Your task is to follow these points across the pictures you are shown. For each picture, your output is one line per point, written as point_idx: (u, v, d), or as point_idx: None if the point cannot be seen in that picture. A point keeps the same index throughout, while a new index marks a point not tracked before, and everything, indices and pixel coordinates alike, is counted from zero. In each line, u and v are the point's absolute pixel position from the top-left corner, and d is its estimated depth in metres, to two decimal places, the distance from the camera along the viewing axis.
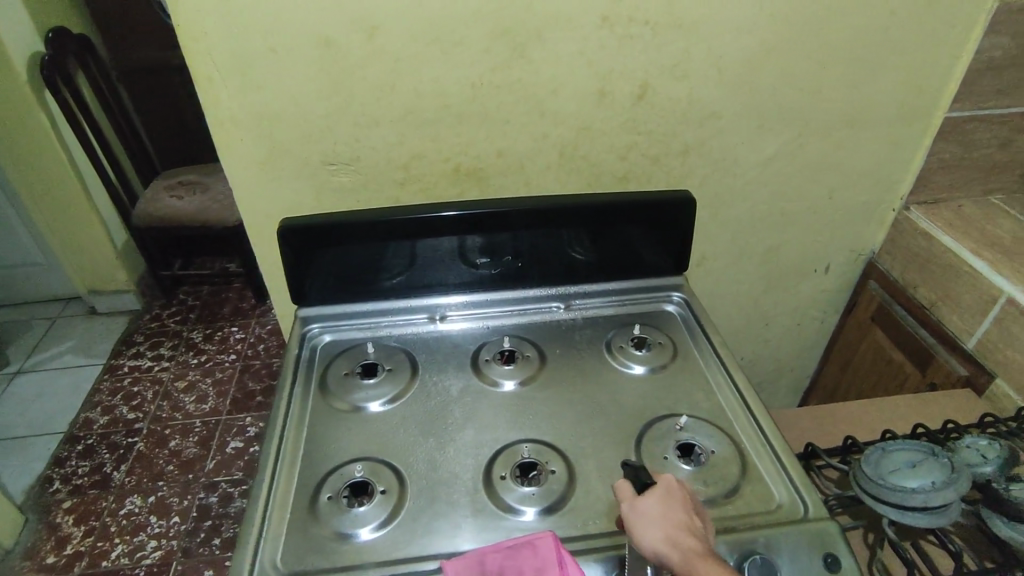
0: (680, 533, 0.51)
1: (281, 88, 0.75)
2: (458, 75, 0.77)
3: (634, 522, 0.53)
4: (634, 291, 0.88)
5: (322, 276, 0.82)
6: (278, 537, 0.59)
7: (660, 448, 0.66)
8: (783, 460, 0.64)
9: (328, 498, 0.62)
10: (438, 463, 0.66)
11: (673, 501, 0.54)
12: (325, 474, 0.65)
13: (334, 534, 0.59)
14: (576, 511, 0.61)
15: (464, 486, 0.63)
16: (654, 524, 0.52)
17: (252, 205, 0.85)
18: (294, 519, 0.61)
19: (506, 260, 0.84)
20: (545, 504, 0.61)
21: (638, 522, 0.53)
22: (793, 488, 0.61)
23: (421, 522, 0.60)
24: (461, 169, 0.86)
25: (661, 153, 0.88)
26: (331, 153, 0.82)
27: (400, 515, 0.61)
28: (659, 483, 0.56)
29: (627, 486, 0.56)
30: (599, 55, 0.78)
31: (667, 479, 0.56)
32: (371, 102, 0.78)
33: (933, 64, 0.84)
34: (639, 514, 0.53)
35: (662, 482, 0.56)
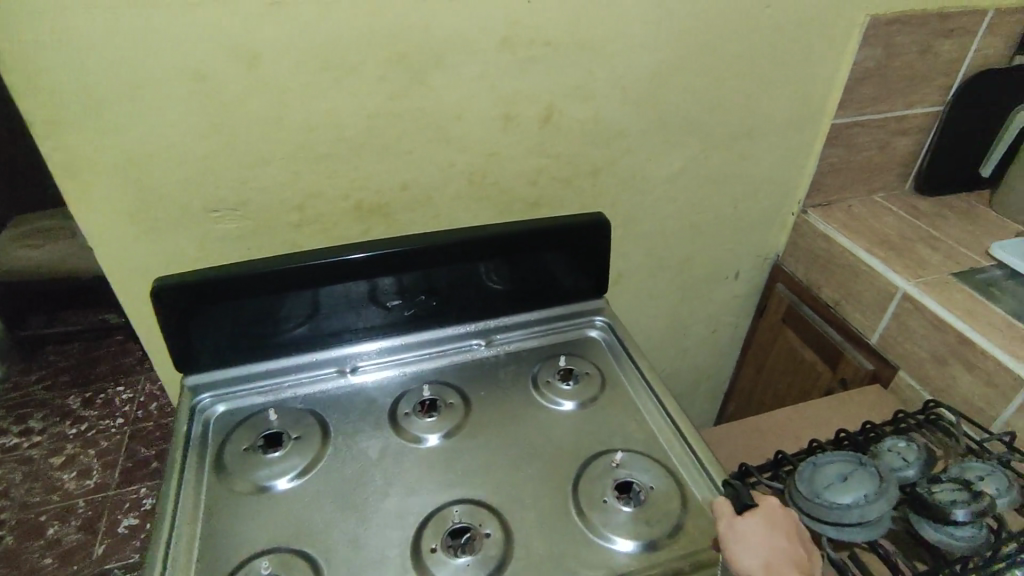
0: (781, 565, 0.49)
1: (142, 131, 0.63)
2: (353, 106, 0.69)
3: (732, 544, 0.51)
4: (556, 319, 0.85)
5: (209, 339, 0.72)
6: None
7: (598, 491, 0.62)
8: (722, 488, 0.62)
9: None
10: (360, 543, 0.59)
11: (776, 524, 0.52)
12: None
13: None
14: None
15: (391, 566, 0.57)
16: (753, 550, 0.50)
17: (117, 266, 0.72)
18: None
19: (419, 300, 0.78)
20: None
21: (738, 547, 0.50)
22: None
23: None
24: (364, 207, 0.78)
25: (571, 175, 0.85)
26: (212, 200, 0.71)
27: None
28: (764, 506, 0.53)
29: (726, 504, 0.54)
30: (503, 78, 0.73)
31: (770, 501, 0.54)
32: (257, 139, 0.68)
33: (817, 75, 0.87)
34: (739, 539, 0.51)
35: (765, 505, 0.53)
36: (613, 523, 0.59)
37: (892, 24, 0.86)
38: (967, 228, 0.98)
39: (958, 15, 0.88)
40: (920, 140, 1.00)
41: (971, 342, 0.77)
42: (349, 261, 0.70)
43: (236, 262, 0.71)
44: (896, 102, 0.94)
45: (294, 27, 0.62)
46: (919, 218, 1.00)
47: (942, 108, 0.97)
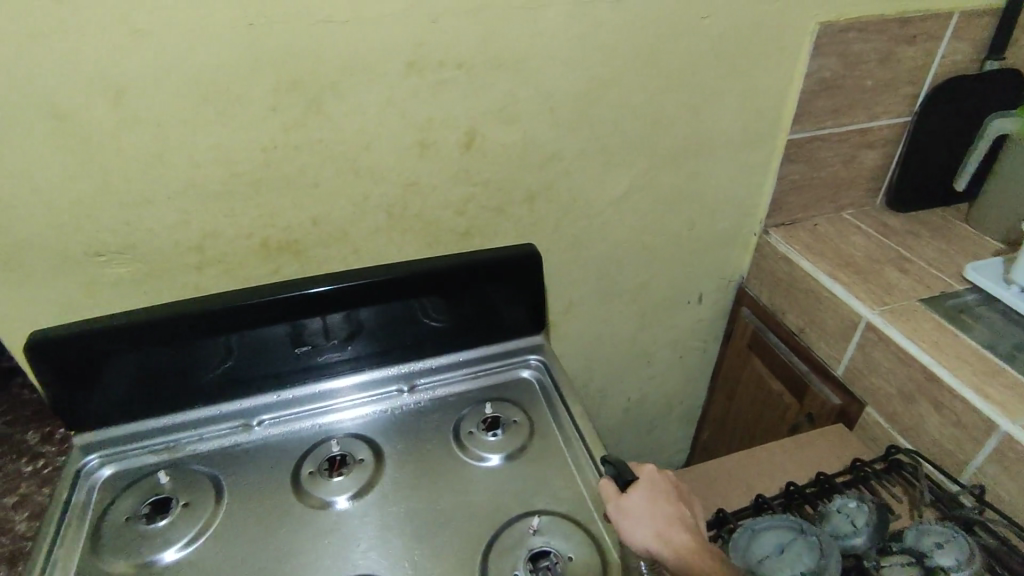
0: (671, 529, 0.53)
1: (8, 172, 0.59)
2: (244, 141, 0.64)
3: (623, 522, 0.54)
4: (487, 361, 0.79)
5: (98, 396, 0.67)
6: None
7: (510, 563, 0.57)
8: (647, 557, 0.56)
9: None
10: None
11: (657, 492, 0.56)
12: None
13: None
14: None
15: None
16: (643, 521, 0.53)
17: (3, 314, 0.68)
18: None
19: (332, 345, 0.73)
20: None
21: (629, 522, 0.53)
22: None
23: None
24: (271, 244, 0.72)
25: (503, 203, 0.79)
26: (99, 242, 0.66)
27: None
28: (644, 478, 0.57)
29: (610, 485, 0.57)
30: (410, 105, 0.67)
31: (648, 472, 0.58)
32: (136, 178, 0.64)
33: (768, 89, 0.81)
34: (627, 515, 0.54)
35: (645, 476, 0.57)
36: None
37: (846, 32, 0.79)
38: (940, 248, 0.92)
39: (920, 19, 0.82)
40: (888, 153, 0.94)
41: (940, 380, 0.70)
42: (247, 305, 0.67)
43: (132, 310, 0.68)
44: (859, 113, 0.87)
45: (165, 57, 0.58)
46: (887, 237, 0.94)
47: (909, 119, 0.91)
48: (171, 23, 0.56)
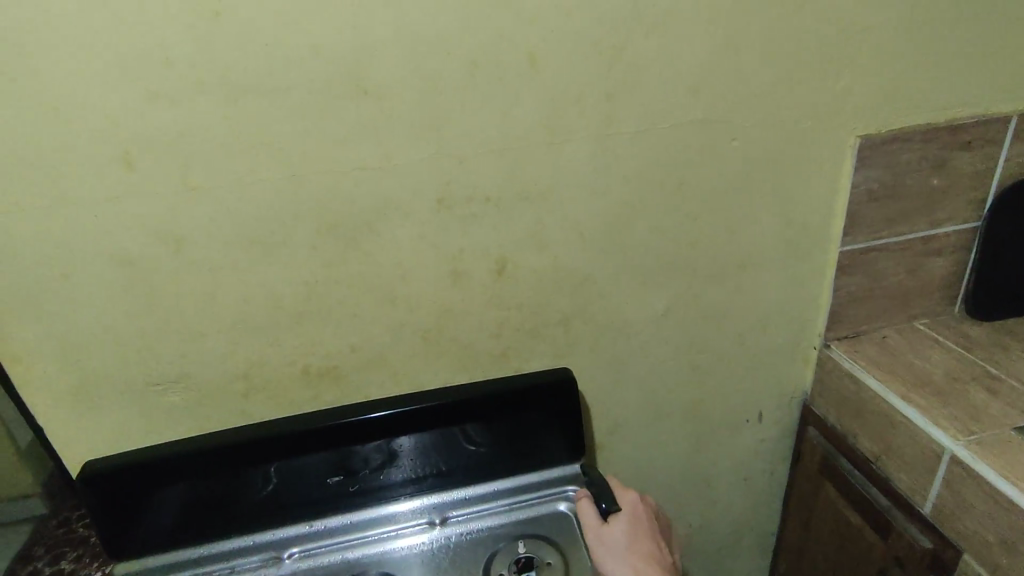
0: (646, 568, 0.66)
1: (80, 314, 0.66)
2: (288, 279, 0.69)
3: (600, 549, 0.69)
4: (521, 493, 0.79)
5: (150, 518, 0.71)
6: None
7: None
8: None
9: None
10: None
11: (634, 524, 0.70)
12: None
13: None
14: None
15: None
16: (615, 553, 0.68)
17: (69, 439, 0.73)
18: None
19: (368, 474, 0.76)
20: None
21: (604, 550, 0.69)
22: None
23: None
24: (312, 371, 0.75)
25: (538, 325, 0.78)
26: (155, 374, 0.71)
27: None
28: (625, 509, 0.71)
29: (593, 514, 0.72)
30: (442, 238, 0.70)
31: (630, 504, 0.72)
32: (191, 314, 0.68)
33: (809, 203, 0.79)
34: (604, 545, 0.69)
35: (626, 509, 0.71)
36: None
37: (889, 144, 0.77)
38: None
39: (973, 126, 0.78)
40: (959, 260, 0.87)
41: None
42: (290, 435, 0.71)
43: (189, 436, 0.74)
44: (918, 221, 0.82)
45: (218, 210, 0.64)
46: (971, 350, 0.85)
47: (977, 224, 0.85)
48: (225, 182, 0.63)
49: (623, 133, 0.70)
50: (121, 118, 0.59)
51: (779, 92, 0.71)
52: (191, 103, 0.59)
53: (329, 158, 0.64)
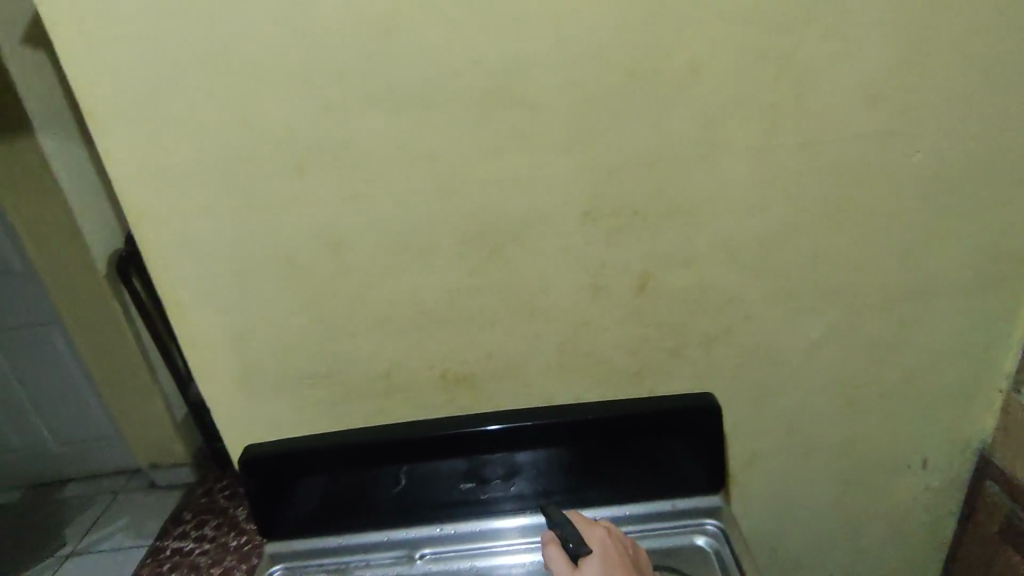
0: None
1: (248, 308, 0.72)
2: (434, 284, 0.71)
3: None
4: (649, 519, 0.79)
5: (300, 504, 0.77)
6: None
7: None
8: None
9: None
10: None
11: (607, 561, 0.63)
12: None
13: None
14: None
15: None
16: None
17: (231, 423, 0.79)
18: None
19: (499, 484, 0.77)
20: None
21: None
22: None
23: None
24: (449, 376, 0.76)
25: (678, 346, 0.75)
26: (308, 368, 0.75)
27: None
28: (596, 551, 0.65)
29: (563, 560, 0.65)
30: (585, 251, 0.69)
31: (599, 544, 0.66)
32: (343, 315, 0.72)
33: (1004, 227, 0.69)
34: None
35: (597, 550, 0.65)
36: None
37: None
38: None
39: None
40: None
41: None
42: (430, 441, 0.74)
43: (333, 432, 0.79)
44: None
45: (374, 216, 0.67)
46: None
47: None
48: (382, 190, 0.66)
49: (786, 146, 0.65)
50: (295, 129, 0.63)
51: (976, 101, 0.63)
52: (357, 115, 0.62)
53: (481, 168, 0.65)
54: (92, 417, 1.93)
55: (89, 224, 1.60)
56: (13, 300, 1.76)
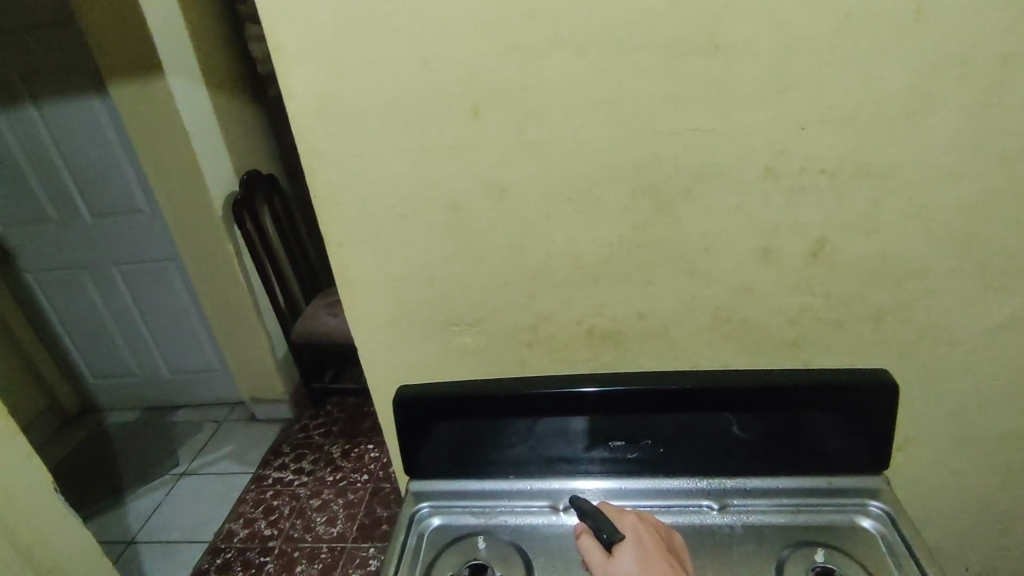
0: None
1: (405, 252, 0.72)
2: (595, 238, 0.69)
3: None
4: (812, 495, 0.69)
5: (429, 447, 0.75)
6: None
7: None
8: None
9: None
10: None
11: (644, 549, 0.58)
12: (443, 554, 0.69)
13: None
14: None
15: None
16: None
17: (375, 363, 0.81)
18: None
19: (644, 444, 0.71)
20: None
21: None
22: None
23: None
24: (596, 333, 0.75)
25: (844, 318, 0.70)
26: (456, 314, 0.76)
27: None
28: (629, 537, 0.59)
29: (595, 550, 0.59)
30: (761, 211, 0.65)
31: (633, 528, 0.59)
32: (498, 264, 0.72)
33: None
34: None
35: (630, 537, 0.59)
36: None
37: None
38: None
39: None
40: None
41: None
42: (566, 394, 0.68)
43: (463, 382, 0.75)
44: None
45: (543, 163, 0.65)
46: None
47: None
48: (556, 136, 0.64)
49: (1011, 106, 0.58)
50: (476, 69, 0.61)
51: None
52: (542, 57, 0.60)
53: (662, 118, 0.62)
54: (203, 349, 2.06)
55: (208, 167, 1.67)
56: (139, 236, 1.88)
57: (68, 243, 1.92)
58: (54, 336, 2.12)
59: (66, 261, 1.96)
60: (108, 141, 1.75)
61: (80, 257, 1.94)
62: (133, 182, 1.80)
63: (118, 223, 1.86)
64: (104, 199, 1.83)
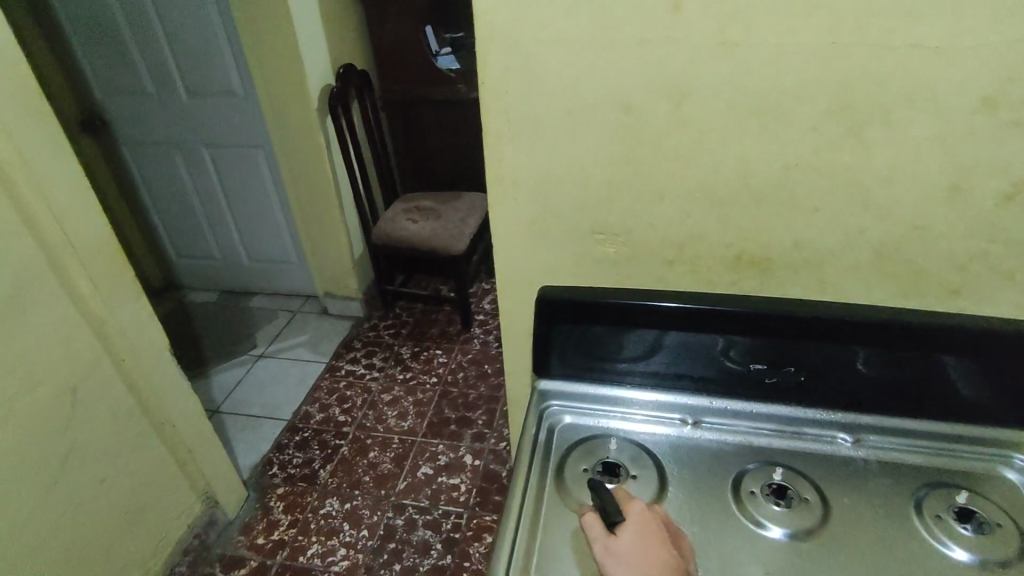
0: None
1: (564, 152, 0.70)
2: (770, 156, 0.66)
3: (615, 568, 0.56)
4: (952, 441, 0.68)
5: (563, 349, 0.76)
6: (537, 509, 0.64)
7: (943, 566, 0.57)
8: None
9: (583, 470, 0.68)
10: (693, 514, 0.63)
11: (647, 535, 0.58)
12: (575, 450, 0.71)
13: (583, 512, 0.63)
14: None
15: (711, 523, 0.62)
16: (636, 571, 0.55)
17: (509, 263, 0.81)
18: (550, 494, 0.66)
19: (785, 371, 0.70)
20: (793, 528, 0.61)
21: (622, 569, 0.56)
22: None
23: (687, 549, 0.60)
24: (744, 257, 0.73)
25: (1018, 269, 0.67)
26: (602, 222, 0.74)
27: None
28: (631, 520, 0.59)
29: (598, 525, 0.59)
30: (965, 143, 0.61)
31: (634, 512, 0.60)
32: (659, 174, 0.69)
33: None
34: (619, 560, 0.56)
35: (632, 519, 0.59)
36: None
37: None
38: None
39: None
40: None
41: None
42: (718, 312, 0.66)
43: (603, 290, 0.74)
44: None
45: (735, 70, 0.61)
46: None
47: None
48: (758, 41, 0.59)
49: None
50: None
51: None
52: None
53: (882, 30, 0.57)
54: (283, 240, 2.12)
55: (307, 55, 1.65)
56: (232, 121, 1.90)
57: (164, 121, 1.95)
58: (143, 211, 2.19)
59: (161, 139, 1.99)
60: (209, 21, 1.73)
61: (173, 135, 1.98)
62: (232, 64, 1.80)
63: (213, 106, 1.88)
64: (202, 79, 1.84)
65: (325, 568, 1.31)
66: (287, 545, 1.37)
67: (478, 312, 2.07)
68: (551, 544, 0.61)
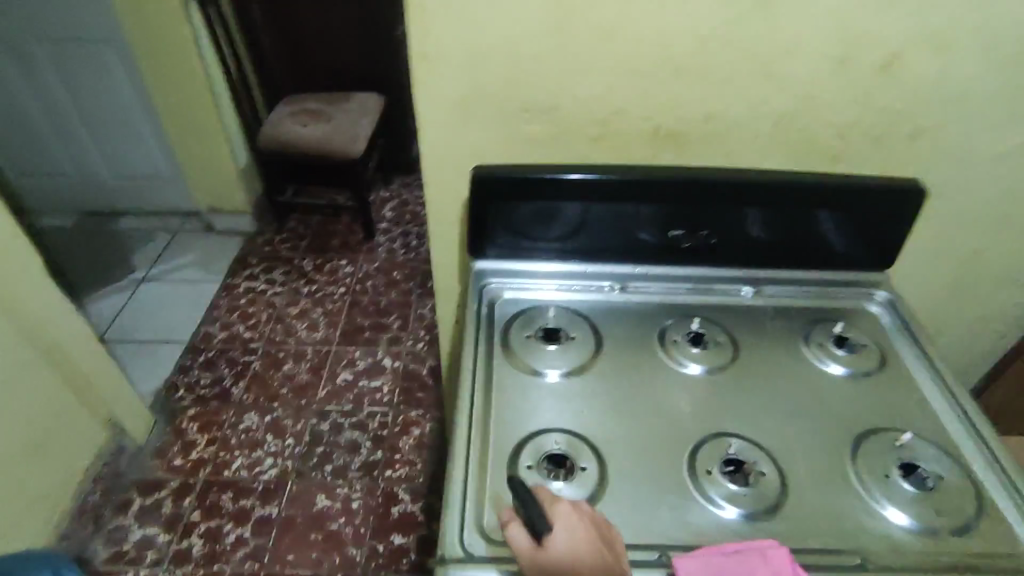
0: None
1: (493, 23, 0.69)
2: (688, 27, 0.69)
3: None
4: (830, 286, 0.80)
5: (498, 229, 0.78)
6: (489, 375, 0.69)
7: (823, 377, 0.70)
8: (959, 397, 0.67)
9: (527, 336, 0.73)
10: (627, 363, 0.71)
11: (577, 543, 0.49)
12: (516, 318, 0.75)
13: (530, 369, 0.69)
14: (760, 429, 0.64)
15: (643, 368, 0.70)
16: None
17: (437, 147, 0.80)
18: (499, 362, 0.70)
19: (699, 236, 0.77)
20: (710, 364, 0.71)
21: None
22: (966, 421, 0.65)
23: (626, 390, 0.68)
24: (661, 132, 0.78)
25: (886, 135, 0.77)
26: (529, 100, 0.75)
27: (590, 370, 0.70)
28: (561, 528, 0.50)
29: (525, 539, 0.50)
30: (852, 16, 0.68)
31: (564, 517, 0.51)
32: (585, 47, 0.71)
33: None
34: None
35: (561, 525, 0.50)
36: (892, 492, 0.59)
37: None
38: None
39: None
40: None
41: None
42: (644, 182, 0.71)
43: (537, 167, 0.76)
44: None
45: None
46: None
47: None
48: None
49: None
50: None
51: None
52: None
53: None
54: (150, 150, 1.89)
55: None
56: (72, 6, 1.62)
57: None
58: None
59: None
60: None
61: None
62: None
63: None
64: None
65: (253, 478, 1.31)
66: (208, 463, 1.34)
67: (380, 220, 2.02)
68: (505, 401, 0.66)
